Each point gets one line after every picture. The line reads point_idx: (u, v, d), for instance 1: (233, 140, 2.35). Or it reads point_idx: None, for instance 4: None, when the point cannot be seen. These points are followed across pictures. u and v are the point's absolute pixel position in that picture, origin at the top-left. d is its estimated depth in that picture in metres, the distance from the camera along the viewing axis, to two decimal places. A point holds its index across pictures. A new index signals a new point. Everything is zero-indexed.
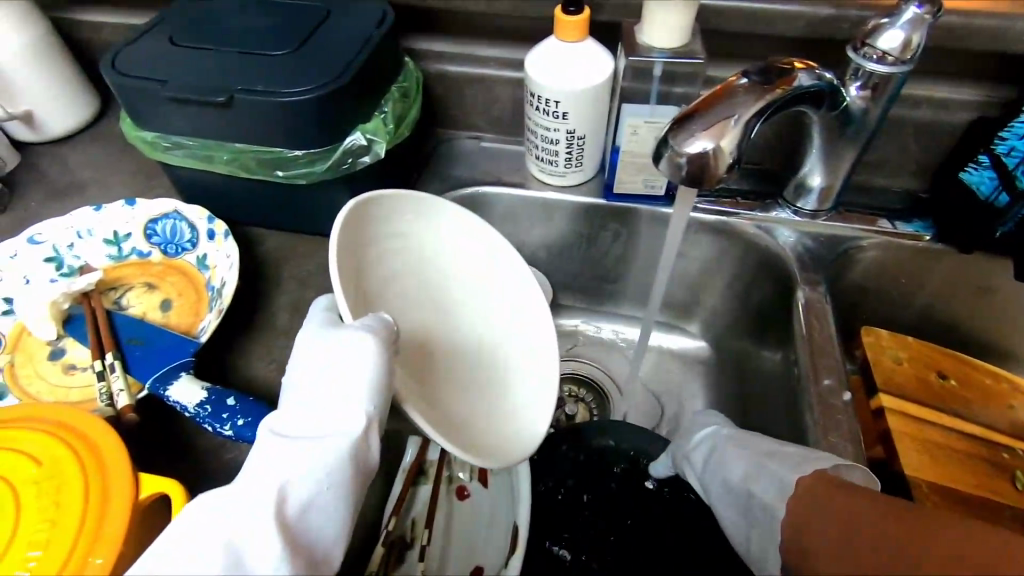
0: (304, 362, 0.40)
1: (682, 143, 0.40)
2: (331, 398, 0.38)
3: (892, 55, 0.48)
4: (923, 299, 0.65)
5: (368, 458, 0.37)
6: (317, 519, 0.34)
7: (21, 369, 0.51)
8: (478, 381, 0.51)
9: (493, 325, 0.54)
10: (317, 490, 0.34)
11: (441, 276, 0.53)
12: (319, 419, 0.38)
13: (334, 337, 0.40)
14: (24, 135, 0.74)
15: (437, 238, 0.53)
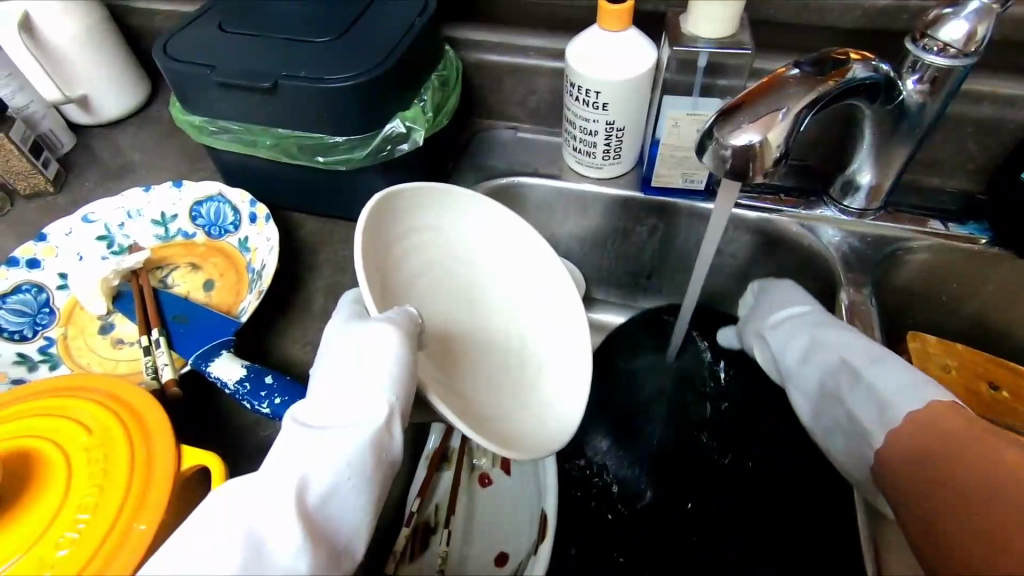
0: (329, 353, 0.41)
1: (726, 135, 0.39)
2: (353, 388, 0.39)
3: (955, 48, 0.45)
4: (976, 306, 0.63)
5: (390, 450, 0.37)
6: (338, 509, 0.34)
7: (73, 341, 0.54)
8: (508, 374, 0.50)
9: (519, 319, 0.53)
10: (338, 481, 0.34)
11: (472, 268, 0.53)
12: (340, 407, 0.38)
13: (358, 328, 0.41)
14: (80, 118, 0.77)
15: (467, 230, 0.53)
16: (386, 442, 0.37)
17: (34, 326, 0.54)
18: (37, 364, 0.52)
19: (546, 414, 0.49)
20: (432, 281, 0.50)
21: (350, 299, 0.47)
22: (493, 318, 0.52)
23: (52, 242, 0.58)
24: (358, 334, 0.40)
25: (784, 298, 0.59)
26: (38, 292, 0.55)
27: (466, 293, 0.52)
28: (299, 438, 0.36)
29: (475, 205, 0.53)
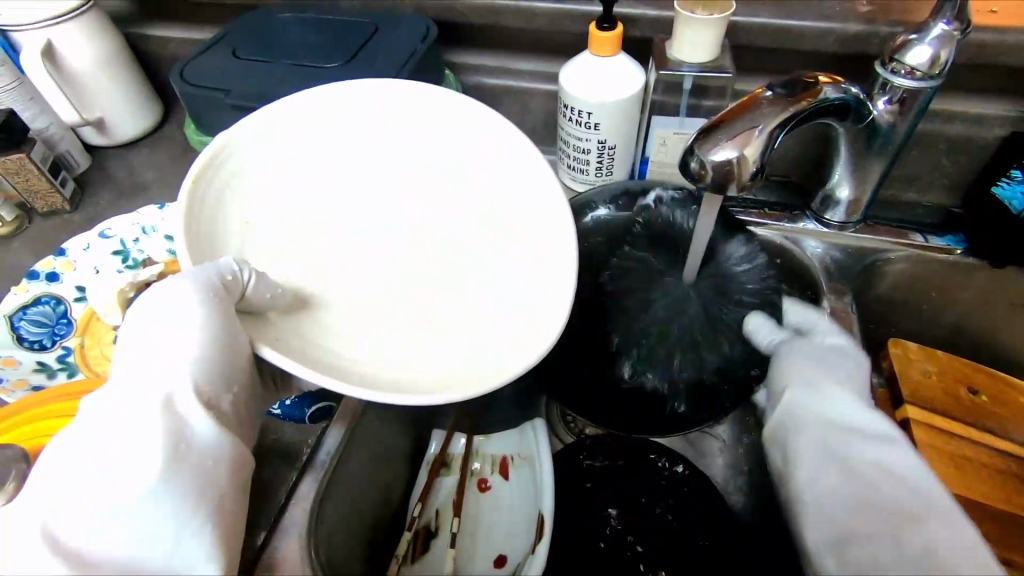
0: (129, 339, 0.40)
1: (705, 152, 0.42)
2: (146, 367, 0.39)
3: (920, 71, 0.49)
4: (954, 314, 0.65)
5: (188, 441, 0.37)
6: (120, 527, 0.34)
7: (89, 350, 0.56)
8: (467, 293, 0.50)
9: (440, 262, 0.52)
10: (114, 503, 0.34)
11: (480, 189, 0.55)
12: (125, 406, 0.37)
13: (154, 303, 0.40)
14: (97, 140, 0.81)
15: (481, 152, 0.56)
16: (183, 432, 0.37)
17: (53, 337, 0.57)
18: (56, 372, 0.54)
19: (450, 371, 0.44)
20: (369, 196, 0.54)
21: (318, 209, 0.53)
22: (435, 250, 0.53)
23: (71, 257, 0.61)
24: (154, 299, 0.41)
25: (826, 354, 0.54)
26: (56, 303, 0.58)
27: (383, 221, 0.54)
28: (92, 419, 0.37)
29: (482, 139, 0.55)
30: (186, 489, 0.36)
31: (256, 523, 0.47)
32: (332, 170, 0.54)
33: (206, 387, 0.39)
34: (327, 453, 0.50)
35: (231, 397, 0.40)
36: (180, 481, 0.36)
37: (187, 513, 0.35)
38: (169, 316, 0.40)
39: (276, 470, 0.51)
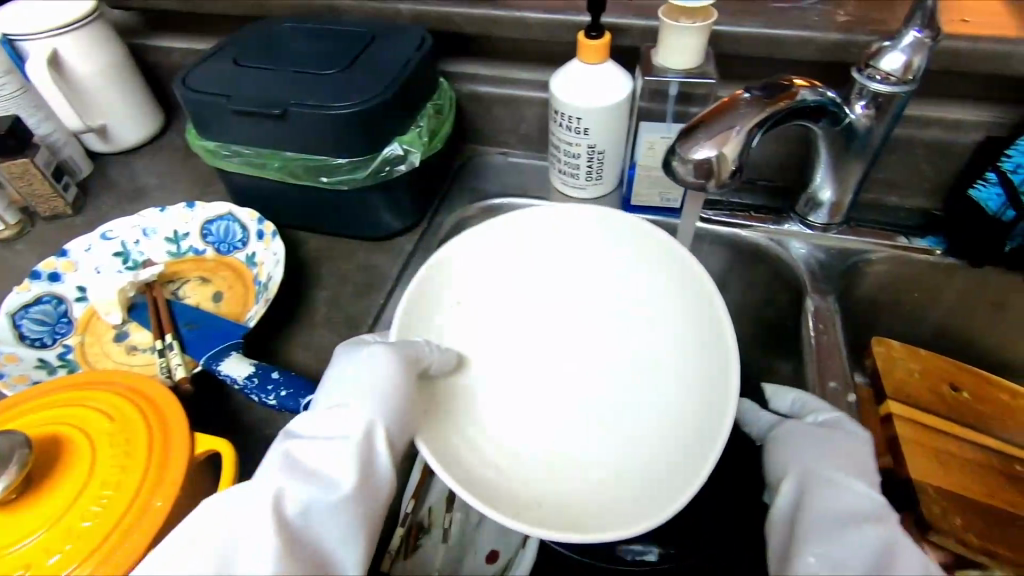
0: (336, 379, 0.46)
1: (687, 151, 0.44)
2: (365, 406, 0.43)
3: (895, 77, 0.51)
4: (936, 314, 0.67)
5: (373, 468, 0.42)
6: (314, 528, 0.39)
7: (89, 347, 0.58)
8: (597, 396, 0.56)
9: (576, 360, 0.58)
10: (313, 499, 0.39)
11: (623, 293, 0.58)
12: (333, 422, 0.43)
13: (354, 355, 0.47)
14: (98, 146, 0.82)
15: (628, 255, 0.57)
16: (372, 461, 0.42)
17: (54, 334, 0.58)
18: (56, 369, 0.56)
19: (548, 499, 0.47)
20: (505, 293, 0.59)
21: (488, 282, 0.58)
22: (572, 348, 0.59)
23: (73, 257, 0.62)
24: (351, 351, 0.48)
25: (833, 434, 0.47)
26: (57, 303, 0.59)
27: (509, 320, 0.59)
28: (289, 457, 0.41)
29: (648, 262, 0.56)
30: (362, 511, 0.40)
31: None
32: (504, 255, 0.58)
33: (390, 428, 0.44)
34: None
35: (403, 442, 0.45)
36: (361, 500, 0.40)
37: (356, 524, 0.40)
38: (360, 375, 0.45)
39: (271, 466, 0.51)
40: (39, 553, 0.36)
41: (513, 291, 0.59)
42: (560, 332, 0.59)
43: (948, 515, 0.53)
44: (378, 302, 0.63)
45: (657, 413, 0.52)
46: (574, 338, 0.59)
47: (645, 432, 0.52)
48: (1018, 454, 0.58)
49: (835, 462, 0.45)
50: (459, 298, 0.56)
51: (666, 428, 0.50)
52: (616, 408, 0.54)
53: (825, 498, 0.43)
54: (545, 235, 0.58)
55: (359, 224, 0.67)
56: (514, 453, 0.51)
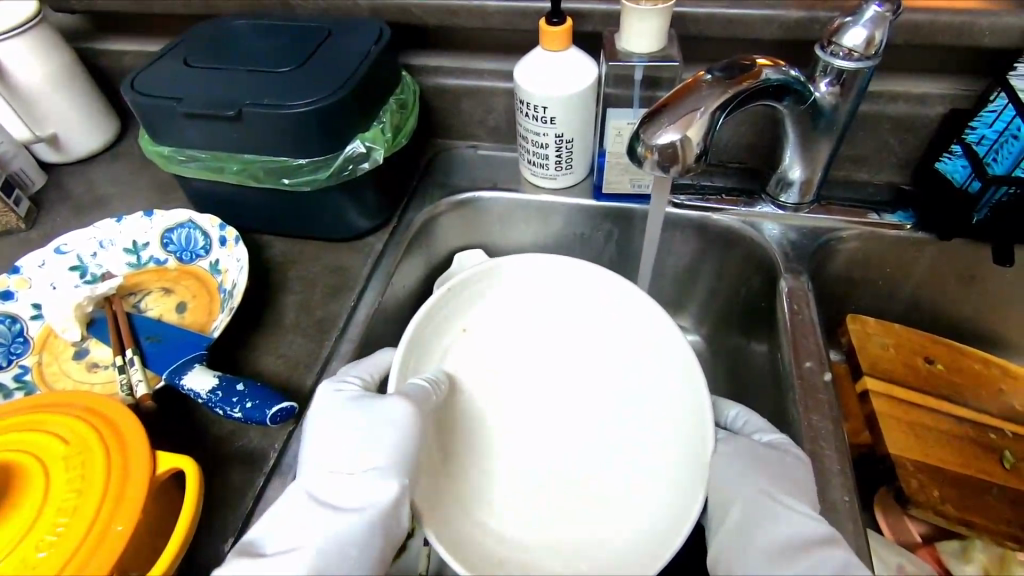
0: (342, 429, 0.46)
1: (651, 137, 0.43)
2: (379, 451, 0.45)
3: (857, 52, 0.50)
4: (908, 290, 0.67)
5: (396, 527, 0.43)
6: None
7: (47, 367, 0.55)
8: (592, 428, 0.56)
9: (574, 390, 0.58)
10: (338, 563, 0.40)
11: (613, 330, 0.60)
12: (349, 480, 0.44)
13: (366, 407, 0.47)
14: (51, 157, 0.79)
15: (612, 302, 0.60)
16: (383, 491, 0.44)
17: (9, 355, 0.55)
18: (13, 392, 0.53)
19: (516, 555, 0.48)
20: (508, 329, 0.61)
21: (484, 316, 0.62)
22: (568, 377, 0.59)
23: (25, 274, 0.59)
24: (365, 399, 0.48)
25: (771, 453, 0.47)
26: (11, 322, 0.57)
27: (508, 352, 0.60)
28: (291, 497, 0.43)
29: (638, 302, 0.58)
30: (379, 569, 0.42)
31: None
32: (502, 292, 0.62)
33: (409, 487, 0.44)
34: (294, 458, 0.49)
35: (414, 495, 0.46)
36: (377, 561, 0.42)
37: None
38: (375, 428, 0.46)
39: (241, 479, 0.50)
40: None
41: (516, 324, 0.61)
42: (557, 363, 0.59)
43: (925, 487, 0.53)
44: (349, 304, 0.62)
45: (650, 447, 0.53)
46: (570, 370, 0.59)
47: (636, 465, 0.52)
48: (993, 423, 0.59)
49: (774, 482, 0.45)
50: (462, 325, 0.60)
51: (657, 462, 0.52)
52: (601, 444, 0.54)
53: (773, 528, 0.43)
54: (545, 274, 0.61)
55: (325, 225, 0.65)
56: (491, 497, 0.52)
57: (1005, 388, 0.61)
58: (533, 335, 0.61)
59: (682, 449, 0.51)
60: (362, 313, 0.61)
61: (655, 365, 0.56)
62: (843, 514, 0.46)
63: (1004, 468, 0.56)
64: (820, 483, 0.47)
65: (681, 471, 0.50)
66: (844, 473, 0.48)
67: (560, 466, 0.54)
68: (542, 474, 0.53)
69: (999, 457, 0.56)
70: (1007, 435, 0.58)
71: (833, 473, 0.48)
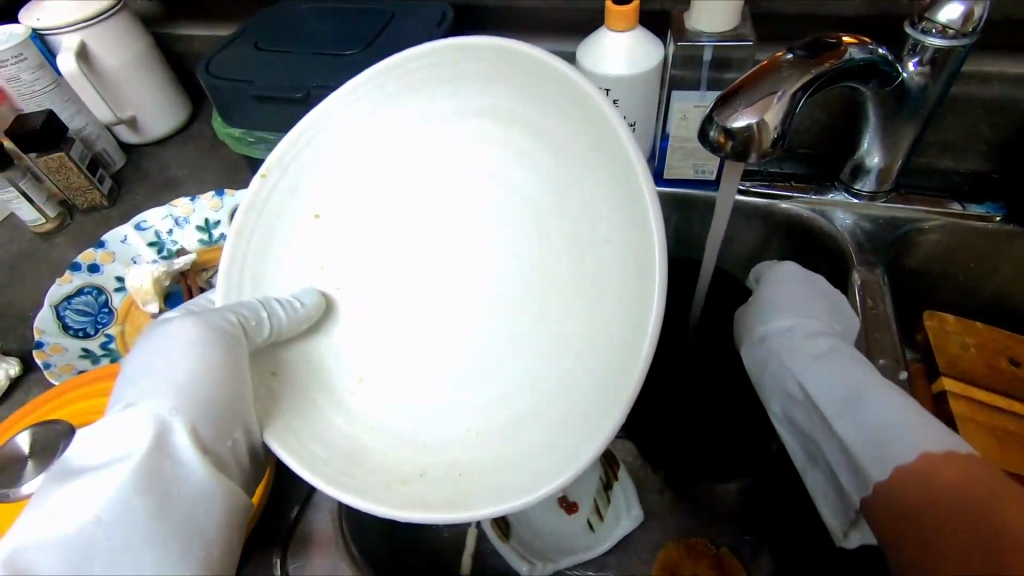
0: (144, 369, 0.41)
1: (726, 120, 0.41)
2: (164, 386, 0.40)
3: (953, 29, 0.47)
4: (993, 286, 0.63)
5: (180, 476, 0.38)
6: (103, 553, 0.34)
7: (130, 337, 0.59)
8: (542, 291, 0.45)
9: (516, 245, 0.47)
10: (106, 516, 0.35)
11: (547, 159, 0.45)
12: (126, 422, 0.38)
13: (162, 341, 0.42)
14: (130, 138, 0.84)
15: (541, 128, 0.44)
16: (175, 471, 0.38)
17: (96, 324, 0.59)
18: (100, 358, 0.57)
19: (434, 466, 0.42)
20: (366, 192, 0.49)
21: (348, 184, 0.49)
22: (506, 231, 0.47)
23: (110, 248, 0.63)
24: (175, 329, 0.42)
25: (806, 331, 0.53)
26: (98, 293, 0.61)
27: (374, 222, 0.49)
28: (44, 499, 0.35)
29: (580, 112, 0.41)
30: (167, 534, 0.36)
31: (290, 496, 0.52)
32: (364, 156, 0.49)
33: (201, 433, 0.39)
34: None
35: (233, 441, 0.41)
36: (161, 523, 0.36)
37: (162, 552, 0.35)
38: (165, 360, 0.41)
39: None
40: None
41: (411, 184, 0.49)
42: (491, 218, 0.48)
43: None
44: None
45: (593, 310, 0.41)
46: (511, 225, 0.47)
47: (556, 341, 0.43)
48: None
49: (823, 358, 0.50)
50: (328, 205, 0.49)
51: (564, 341, 0.43)
52: (545, 310, 0.45)
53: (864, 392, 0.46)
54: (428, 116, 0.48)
55: None
56: (400, 405, 0.45)
57: None
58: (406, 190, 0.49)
59: (596, 336, 0.41)
60: None
61: (586, 193, 0.43)
62: None
63: None
64: None
65: (593, 374, 0.40)
66: None
67: (498, 345, 0.46)
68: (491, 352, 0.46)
69: None
70: None
71: None
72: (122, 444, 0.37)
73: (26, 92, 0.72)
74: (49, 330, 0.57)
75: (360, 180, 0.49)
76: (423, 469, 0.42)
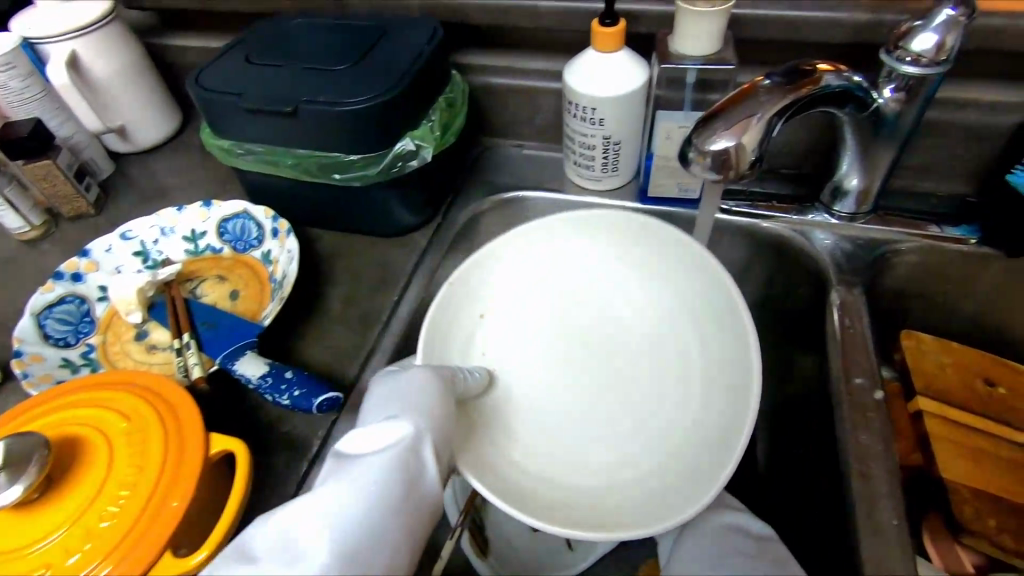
0: (380, 402, 0.41)
1: (704, 143, 0.42)
2: (402, 407, 0.39)
3: (926, 58, 0.48)
4: (970, 307, 0.64)
5: (424, 485, 0.36)
6: (361, 542, 0.32)
7: (112, 347, 0.59)
8: (665, 388, 0.56)
9: (639, 350, 0.58)
10: (360, 504, 0.33)
11: (656, 288, 0.60)
12: (379, 431, 0.37)
13: (391, 380, 0.43)
14: (120, 147, 0.84)
15: (654, 263, 0.59)
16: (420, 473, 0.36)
17: (77, 334, 0.59)
18: (80, 368, 0.57)
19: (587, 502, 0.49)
20: (527, 299, 0.61)
21: (514, 289, 0.61)
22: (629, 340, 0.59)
23: (94, 258, 0.63)
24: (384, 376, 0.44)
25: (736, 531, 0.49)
26: (80, 302, 0.60)
27: (532, 325, 0.60)
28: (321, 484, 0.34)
29: (675, 247, 0.56)
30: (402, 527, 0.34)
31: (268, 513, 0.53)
32: (529, 272, 0.61)
33: (437, 449, 0.39)
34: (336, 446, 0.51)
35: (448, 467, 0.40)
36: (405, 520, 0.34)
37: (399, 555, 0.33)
38: (399, 390, 0.41)
39: (284, 464, 0.51)
40: (63, 550, 0.38)
41: (558, 296, 0.62)
42: (620, 329, 0.60)
43: (981, 516, 0.51)
44: (393, 298, 0.63)
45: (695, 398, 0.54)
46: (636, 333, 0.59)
47: (687, 428, 0.52)
48: None
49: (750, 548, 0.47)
50: (500, 307, 0.60)
51: (698, 426, 0.52)
52: (666, 399, 0.55)
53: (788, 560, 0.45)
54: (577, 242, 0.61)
55: (370, 220, 0.67)
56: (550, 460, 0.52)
57: None
58: (560, 297, 0.62)
59: (707, 418, 0.52)
60: (405, 307, 0.62)
61: (683, 317, 0.58)
62: (889, 536, 0.44)
63: None
64: (866, 503, 0.45)
65: (708, 441, 0.49)
66: (894, 496, 0.45)
67: (623, 420, 0.55)
68: (619, 428, 0.54)
69: None
70: None
71: (882, 495, 0.46)
72: (372, 442, 0.36)
73: (16, 99, 0.72)
74: (29, 339, 0.56)
75: (523, 289, 0.61)
76: (563, 500, 0.48)
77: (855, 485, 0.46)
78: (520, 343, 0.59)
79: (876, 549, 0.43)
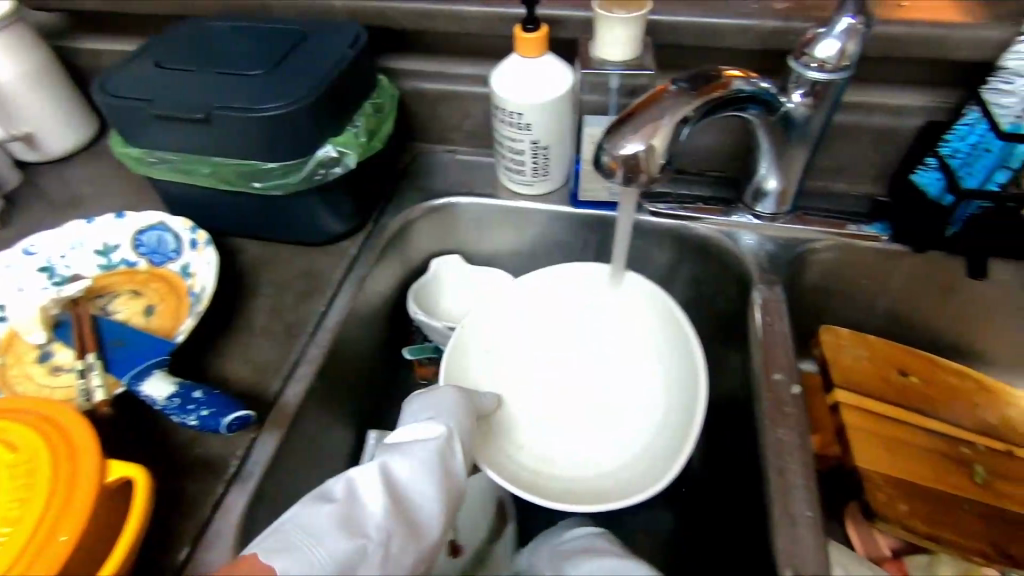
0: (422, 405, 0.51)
1: (615, 148, 0.43)
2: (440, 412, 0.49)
3: (830, 64, 0.50)
4: (884, 301, 0.67)
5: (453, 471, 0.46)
6: (414, 498, 0.43)
7: (11, 369, 0.55)
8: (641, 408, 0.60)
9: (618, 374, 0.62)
10: (411, 473, 0.44)
11: (637, 321, 0.63)
12: (424, 425, 0.48)
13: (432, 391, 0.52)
14: (28, 156, 0.79)
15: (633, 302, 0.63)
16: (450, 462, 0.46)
17: None
18: None
19: (578, 488, 0.55)
20: (527, 327, 0.65)
21: (519, 320, 0.65)
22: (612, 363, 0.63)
23: None
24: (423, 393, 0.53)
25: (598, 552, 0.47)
26: None
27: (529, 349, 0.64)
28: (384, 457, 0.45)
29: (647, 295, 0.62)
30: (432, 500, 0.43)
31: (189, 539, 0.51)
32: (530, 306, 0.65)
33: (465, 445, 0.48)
34: (255, 464, 0.49)
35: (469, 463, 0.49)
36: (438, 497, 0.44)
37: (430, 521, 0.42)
38: (438, 399, 0.51)
39: (199, 488, 0.48)
40: None
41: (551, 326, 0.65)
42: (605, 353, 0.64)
43: (893, 503, 0.53)
44: (319, 309, 0.61)
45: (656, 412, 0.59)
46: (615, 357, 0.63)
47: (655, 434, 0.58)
48: (965, 438, 0.59)
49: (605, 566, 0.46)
50: (509, 334, 0.64)
51: (669, 421, 0.57)
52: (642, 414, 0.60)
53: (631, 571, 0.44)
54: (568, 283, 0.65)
55: (296, 229, 0.65)
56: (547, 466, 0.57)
57: (980, 402, 0.61)
58: (554, 325, 0.65)
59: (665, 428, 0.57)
60: (332, 318, 0.60)
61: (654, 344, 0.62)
62: (803, 527, 0.45)
63: (974, 483, 0.56)
64: (782, 496, 0.47)
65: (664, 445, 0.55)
66: (808, 488, 0.47)
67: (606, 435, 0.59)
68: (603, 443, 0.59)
69: (969, 470, 0.56)
70: (978, 449, 0.58)
71: (796, 488, 0.47)
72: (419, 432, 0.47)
73: None
74: None
75: (524, 319, 0.65)
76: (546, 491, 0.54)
77: (772, 480, 0.48)
78: (519, 365, 0.63)
79: (789, 543, 0.45)
